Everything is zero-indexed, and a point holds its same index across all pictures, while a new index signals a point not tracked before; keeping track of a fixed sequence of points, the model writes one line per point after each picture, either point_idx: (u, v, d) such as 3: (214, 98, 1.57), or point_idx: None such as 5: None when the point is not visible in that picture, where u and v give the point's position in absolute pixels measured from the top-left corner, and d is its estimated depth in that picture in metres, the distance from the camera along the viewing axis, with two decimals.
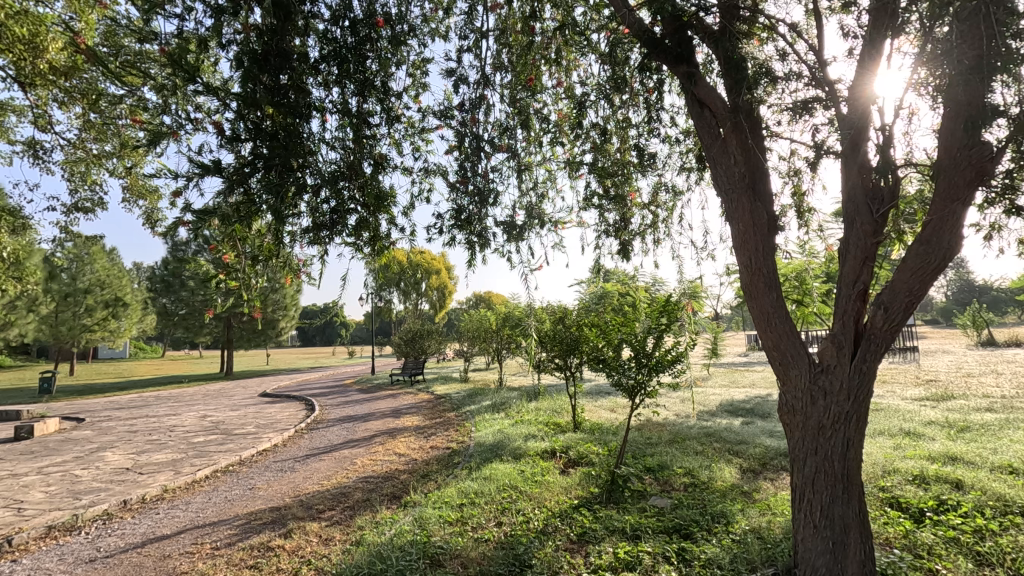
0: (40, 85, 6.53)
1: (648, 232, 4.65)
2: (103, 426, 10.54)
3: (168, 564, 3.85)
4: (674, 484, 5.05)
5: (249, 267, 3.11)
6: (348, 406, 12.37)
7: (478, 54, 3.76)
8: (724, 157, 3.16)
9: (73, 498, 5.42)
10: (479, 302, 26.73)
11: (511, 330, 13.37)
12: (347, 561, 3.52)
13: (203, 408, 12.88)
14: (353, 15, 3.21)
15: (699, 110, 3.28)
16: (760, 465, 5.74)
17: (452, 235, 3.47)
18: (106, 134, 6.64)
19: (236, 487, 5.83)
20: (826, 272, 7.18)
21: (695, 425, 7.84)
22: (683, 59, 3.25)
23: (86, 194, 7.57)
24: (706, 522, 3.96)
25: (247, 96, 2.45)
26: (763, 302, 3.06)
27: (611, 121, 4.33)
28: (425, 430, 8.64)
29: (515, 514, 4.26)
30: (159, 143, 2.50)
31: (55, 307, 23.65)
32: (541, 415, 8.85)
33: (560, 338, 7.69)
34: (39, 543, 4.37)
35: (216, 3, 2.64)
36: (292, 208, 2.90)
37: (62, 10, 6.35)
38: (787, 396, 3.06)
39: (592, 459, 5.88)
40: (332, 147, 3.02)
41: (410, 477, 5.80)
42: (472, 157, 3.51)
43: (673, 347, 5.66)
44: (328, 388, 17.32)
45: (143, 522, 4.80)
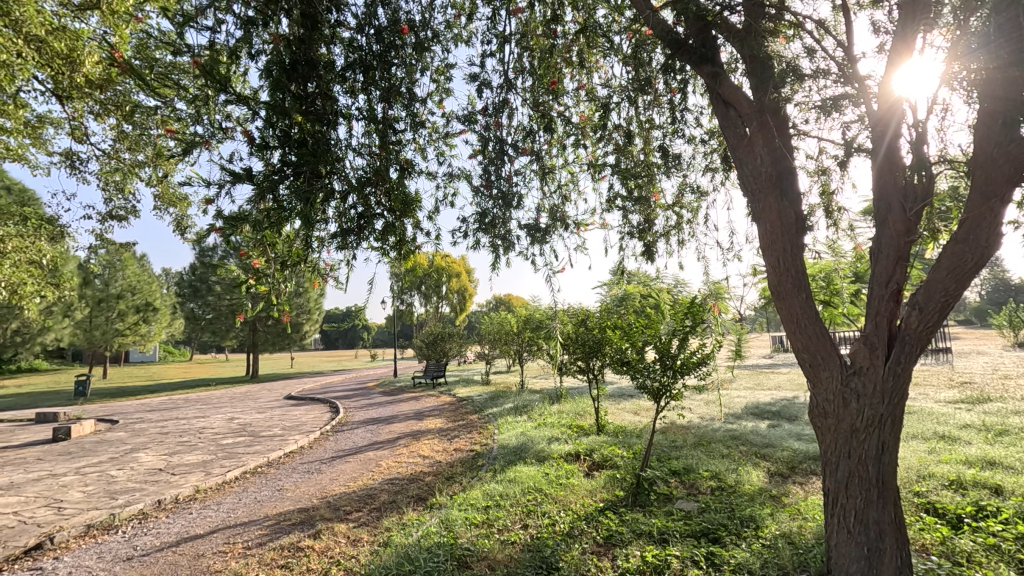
0: (77, 97, 6.79)
1: (673, 233, 4.60)
2: (136, 427, 10.85)
3: (203, 563, 3.94)
4: (701, 488, 5.00)
5: (278, 272, 3.13)
6: (371, 408, 12.49)
7: (501, 59, 3.79)
8: (751, 156, 3.12)
9: (110, 497, 5.57)
10: (499, 305, 26.79)
11: (532, 333, 13.38)
12: (376, 562, 3.57)
13: (230, 411, 13.16)
14: (378, 23, 3.27)
15: (724, 109, 3.25)
16: (788, 469, 5.63)
17: (477, 238, 3.45)
18: (139, 144, 6.86)
19: (265, 489, 5.94)
20: (854, 271, 7.04)
21: (720, 428, 7.73)
22: (708, 59, 3.22)
23: (120, 203, 7.82)
24: (735, 526, 3.90)
25: (277, 104, 2.50)
26: (792, 303, 3.02)
27: (635, 122, 4.30)
28: (448, 432, 8.70)
29: (541, 516, 4.27)
30: (193, 152, 2.57)
31: (89, 312, 24.39)
32: (564, 418, 8.82)
33: (582, 341, 7.68)
34: (79, 542, 4.51)
35: (246, 14, 2.71)
36: (320, 214, 2.95)
37: (98, 25, 6.59)
38: (818, 398, 3.01)
39: (616, 461, 5.84)
40: (358, 154, 3.05)
41: (434, 479, 5.84)
42: (496, 161, 3.54)
43: (698, 349, 5.61)
44: (351, 391, 17.52)
45: (177, 522, 4.91)
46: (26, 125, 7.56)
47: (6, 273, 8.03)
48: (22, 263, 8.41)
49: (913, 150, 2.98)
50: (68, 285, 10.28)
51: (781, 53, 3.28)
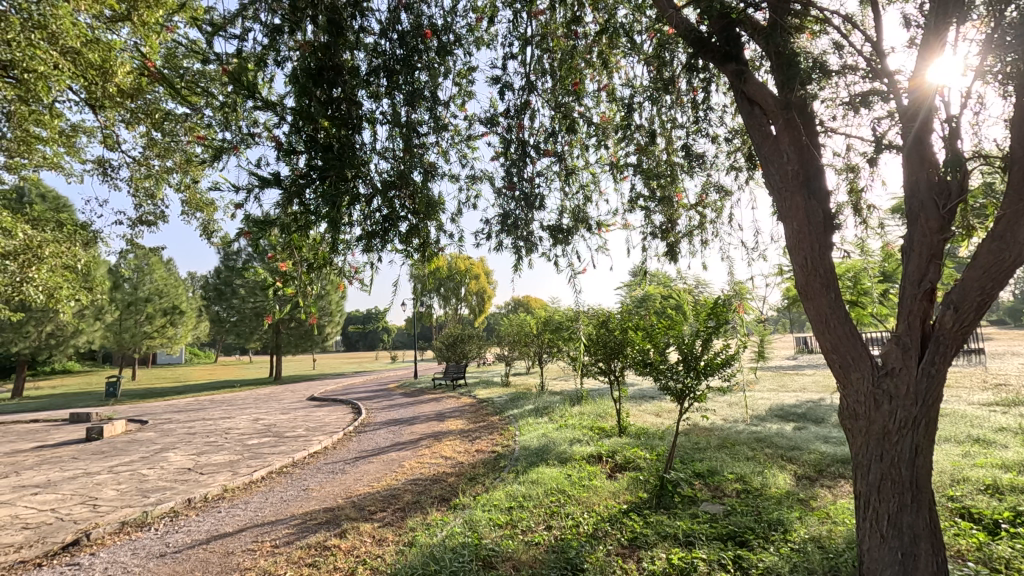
0: (109, 106, 7.01)
1: (696, 232, 4.54)
2: (164, 428, 11.09)
3: (232, 560, 4.02)
4: (726, 490, 4.93)
5: (304, 275, 3.19)
6: (392, 409, 12.59)
7: (523, 61, 3.81)
8: (777, 155, 3.08)
9: (141, 496, 5.71)
10: (518, 306, 26.80)
11: (551, 334, 13.38)
12: (402, 562, 3.60)
13: (255, 412, 13.40)
14: (401, 27, 3.31)
15: (749, 108, 3.21)
16: (815, 472, 5.53)
17: (500, 240, 3.45)
18: (167, 151, 7.06)
19: (291, 488, 6.03)
20: (884, 270, 6.88)
21: (744, 430, 7.62)
22: (732, 57, 3.20)
23: (149, 209, 8.03)
24: (763, 529, 3.85)
25: (303, 110, 2.56)
26: (820, 303, 2.96)
27: (657, 122, 4.26)
28: (469, 433, 8.74)
29: (564, 518, 4.25)
30: (223, 158, 2.63)
31: (119, 315, 24.98)
32: (585, 419, 8.79)
33: (603, 342, 7.65)
34: (113, 538, 4.64)
35: (273, 23, 2.77)
36: (346, 217, 3.01)
37: (128, 36, 6.78)
38: (848, 400, 2.95)
39: (639, 463, 5.80)
40: (383, 157, 3.09)
41: (458, 479, 5.88)
42: (518, 162, 3.56)
43: (722, 350, 5.55)
44: (372, 392, 17.70)
45: (207, 520, 5.00)
46: (60, 134, 7.82)
47: (43, 278, 8.29)
48: (58, 268, 8.69)
49: (946, 146, 2.92)
50: (100, 289, 10.59)
51: (809, 49, 3.20)
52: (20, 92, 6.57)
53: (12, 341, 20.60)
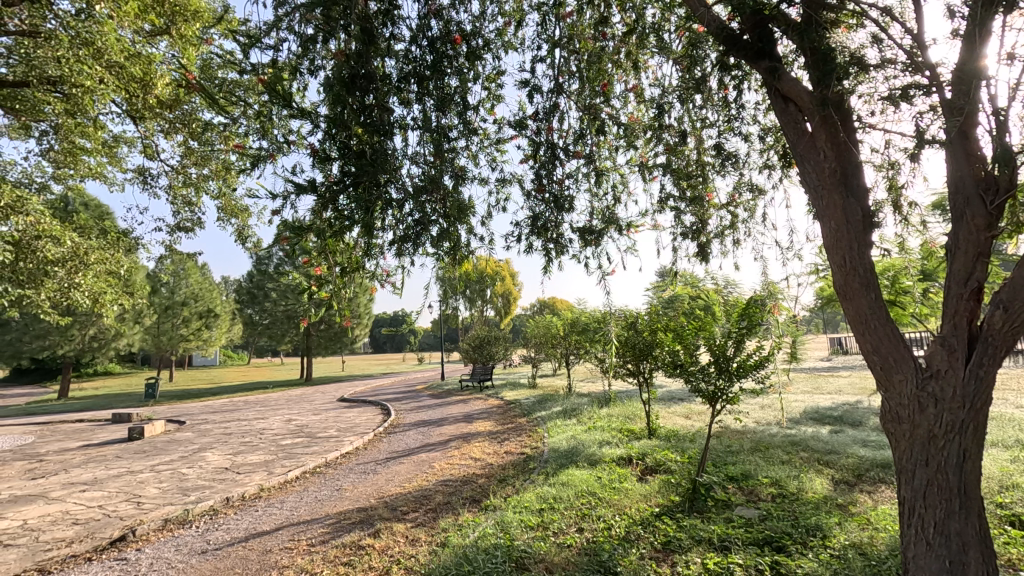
0: (149, 118, 7.48)
1: (727, 232, 4.44)
2: (200, 428, 11.41)
3: (270, 558, 4.11)
4: (761, 494, 4.83)
5: (338, 278, 3.24)
6: (421, 411, 12.68)
7: (552, 63, 3.82)
8: (813, 153, 3.01)
9: (183, 494, 5.89)
10: (544, 308, 26.74)
11: (578, 335, 13.35)
12: (435, 562, 3.64)
13: (287, 413, 13.70)
14: (431, 33, 3.35)
15: (784, 105, 3.15)
16: (854, 477, 5.38)
17: (530, 242, 3.48)
18: (204, 159, 7.32)
19: (325, 488, 6.13)
20: (925, 269, 6.65)
21: (778, 433, 7.47)
22: (765, 54, 3.14)
23: (187, 216, 8.29)
24: (800, 535, 3.77)
25: (337, 118, 2.62)
26: (860, 303, 2.88)
27: (688, 122, 4.22)
28: (498, 435, 8.76)
29: (596, 520, 4.23)
30: (259, 165, 2.70)
31: (157, 318, 25.78)
32: (614, 421, 8.73)
33: (632, 344, 7.58)
34: (158, 534, 4.80)
35: (308, 33, 2.84)
36: (379, 222, 3.05)
37: (167, 49, 7.06)
38: (890, 403, 2.87)
39: (670, 466, 5.73)
40: (414, 162, 3.13)
41: (487, 481, 5.91)
42: (548, 165, 3.57)
43: (755, 351, 5.43)
44: (401, 394, 17.95)
45: (245, 518, 5.15)
46: (103, 145, 8.14)
47: (89, 283, 8.64)
48: (103, 273, 9.07)
49: (993, 141, 2.80)
50: (141, 293, 10.99)
51: (846, 42, 3.09)
52: (67, 105, 6.90)
53: (58, 344, 21.57)
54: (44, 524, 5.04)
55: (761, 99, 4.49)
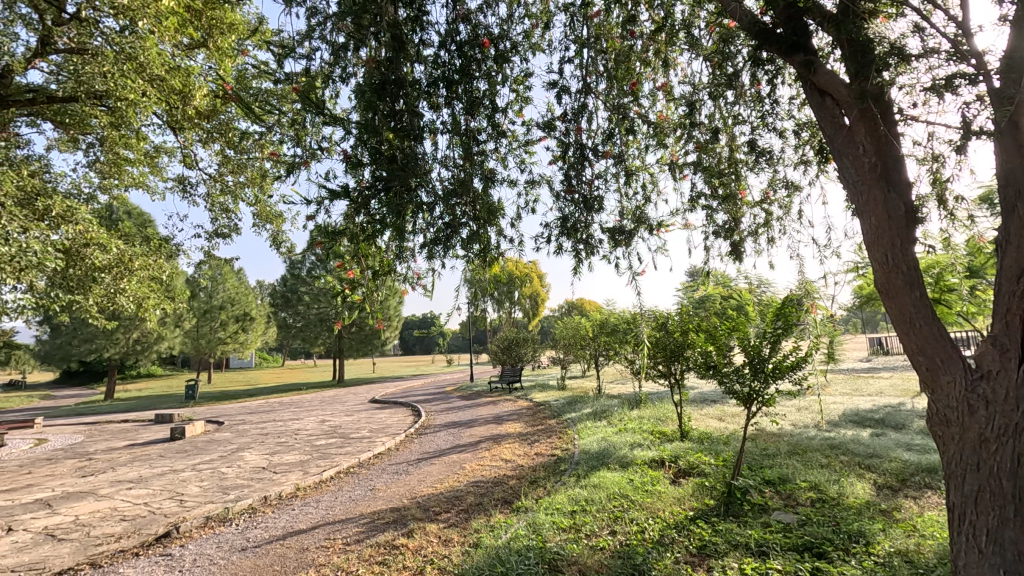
0: (188, 127, 7.77)
1: (761, 231, 4.33)
2: (238, 428, 11.73)
3: (308, 556, 4.20)
4: (799, 499, 4.71)
5: (371, 281, 3.28)
6: (452, 412, 12.76)
7: (579, 64, 3.81)
8: (851, 147, 2.92)
9: (223, 492, 6.07)
10: (573, 309, 26.64)
11: (608, 336, 13.26)
12: (469, 562, 3.68)
13: (321, 414, 13.98)
14: (460, 38, 3.37)
15: (820, 98, 3.07)
16: (898, 482, 5.20)
17: (560, 243, 3.48)
18: (240, 167, 7.56)
19: (358, 488, 6.23)
20: (972, 265, 6.37)
21: (816, 436, 7.27)
22: (799, 47, 3.06)
23: (224, 222, 8.54)
24: (842, 541, 3.66)
25: (368, 124, 2.67)
26: (903, 302, 2.77)
27: (720, 119, 4.15)
28: (528, 436, 8.76)
29: (629, 523, 4.19)
30: (294, 171, 2.77)
31: (196, 322, 26.63)
32: (645, 423, 8.64)
33: (663, 345, 7.49)
34: (200, 531, 4.96)
35: (339, 41, 2.90)
36: (410, 226, 3.09)
37: (204, 61, 7.30)
38: (937, 405, 2.77)
39: (704, 469, 5.63)
40: (444, 166, 3.16)
41: (519, 482, 5.91)
42: (577, 166, 3.56)
43: (792, 351, 5.27)
44: (432, 395, 18.10)
45: (282, 517, 5.27)
46: (145, 155, 8.45)
47: (133, 289, 8.98)
48: (146, 279, 9.42)
49: None
50: (182, 298, 11.34)
51: (886, 32, 2.98)
52: (112, 118, 7.21)
53: (104, 347, 22.52)
54: (95, 520, 5.27)
55: (795, 94, 4.38)
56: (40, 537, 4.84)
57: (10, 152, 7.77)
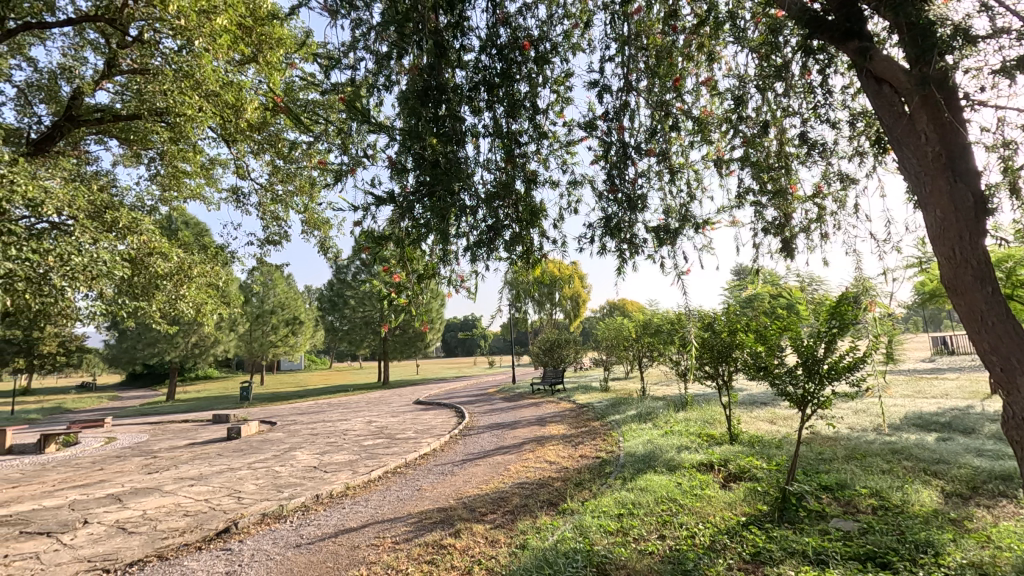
0: (241, 140, 8.12)
1: (813, 226, 4.16)
2: (290, 429, 12.15)
3: (359, 554, 4.30)
4: (859, 506, 4.50)
5: (416, 285, 3.32)
6: (495, 414, 12.84)
7: (620, 62, 3.77)
8: (913, 137, 2.77)
9: (277, 490, 6.29)
10: (615, 310, 26.35)
11: (651, 337, 13.07)
12: (516, 563, 3.70)
13: (368, 415, 14.31)
14: (500, 41, 3.39)
15: (877, 87, 2.93)
16: (969, 490, 4.90)
17: (604, 243, 3.46)
18: (289, 177, 7.85)
19: (405, 488, 6.34)
20: None
21: (876, 440, 6.94)
22: (854, 34, 2.94)
23: (275, 230, 8.86)
24: (908, 551, 3.47)
25: (412, 130, 2.72)
26: (974, 298, 2.62)
27: (769, 113, 4.02)
28: (572, 438, 8.72)
29: (678, 528, 4.11)
30: (341, 179, 2.85)
31: (249, 326, 27.77)
32: (692, 426, 8.45)
33: (710, 346, 7.32)
34: (257, 527, 5.15)
35: (382, 51, 2.96)
36: (453, 229, 3.12)
37: (254, 76, 7.61)
38: (1014, 408, 2.60)
39: (756, 473, 5.45)
40: (486, 169, 3.19)
41: (564, 484, 5.88)
42: (620, 165, 3.51)
43: (849, 352, 5.00)
44: (474, 397, 18.27)
45: (334, 515, 5.42)
46: (202, 168, 8.88)
47: (192, 295, 9.45)
48: (204, 285, 9.89)
49: None
50: (236, 303, 11.85)
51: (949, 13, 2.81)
52: (172, 134, 7.62)
53: (165, 350, 23.78)
54: (161, 514, 5.56)
55: (849, 83, 4.20)
56: (113, 530, 5.15)
57: (81, 169, 8.31)
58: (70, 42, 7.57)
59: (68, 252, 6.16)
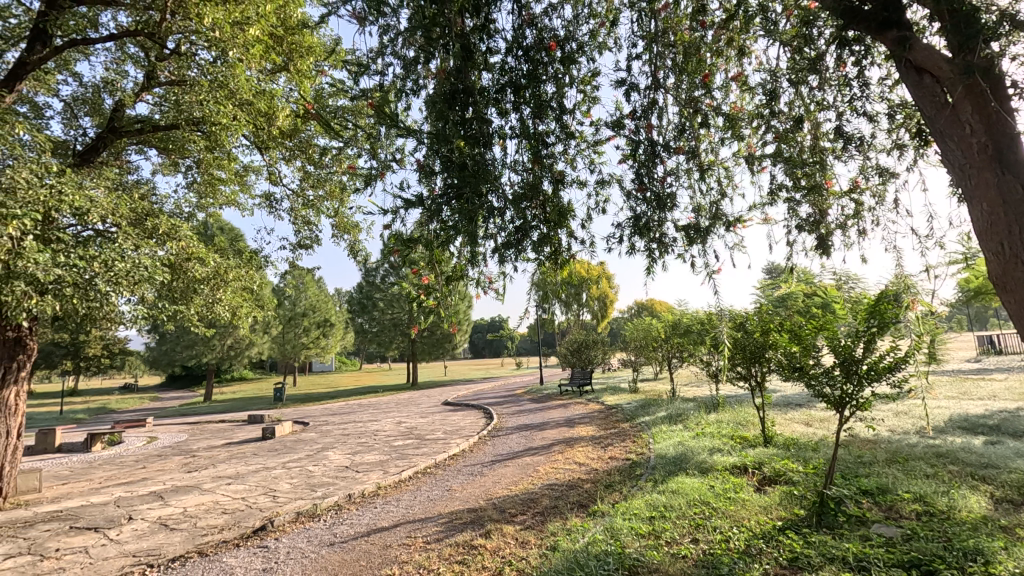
0: (273, 146, 8.31)
1: (851, 222, 4.05)
2: (322, 429, 12.38)
3: (391, 553, 4.35)
4: (902, 511, 4.34)
5: (445, 287, 3.35)
6: (524, 415, 12.84)
7: (648, 60, 3.74)
8: (956, 127, 2.66)
9: (311, 489, 6.41)
10: (643, 310, 26.07)
11: (681, 338, 12.88)
12: (547, 565, 3.68)
13: (398, 416, 14.47)
14: (526, 43, 3.40)
15: (917, 77, 2.84)
16: (1021, 496, 4.67)
17: (632, 243, 3.44)
18: (320, 181, 8.00)
19: (436, 488, 6.40)
20: None
21: (919, 443, 6.69)
22: (892, 23, 2.86)
23: (306, 234, 9.03)
24: (955, 559, 3.33)
25: (439, 133, 2.75)
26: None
27: (803, 107, 3.93)
28: (602, 440, 8.65)
29: (712, 531, 4.04)
30: (371, 183, 2.91)
31: (282, 328, 28.42)
32: (724, 427, 8.30)
33: (743, 346, 7.17)
34: (292, 526, 5.26)
35: (410, 56, 3.01)
36: (482, 230, 3.14)
37: (285, 83, 7.78)
38: None
39: (792, 476, 5.31)
40: (514, 170, 3.20)
41: (594, 486, 5.84)
42: (648, 163, 3.47)
43: (890, 351, 4.78)
44: (502, 398, 18.31)
45: (366, 514, 5.49)
46: (236, 175, 9.13)
47: (228, 298, 9.73)
48: (239, 289, 10.17)
49: None
50: (270, 306, 12.14)
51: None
52: (208, 142, 7.86)
53: (203, 352, 24.56)
54: (200, 512, 5.73)
55: (887, 73, 4.07)
56: (155, 526, 5.33)
57: (124, 178, 8.63)
58: (112, 56, 7.88)
59: (112, 258, 6.40)
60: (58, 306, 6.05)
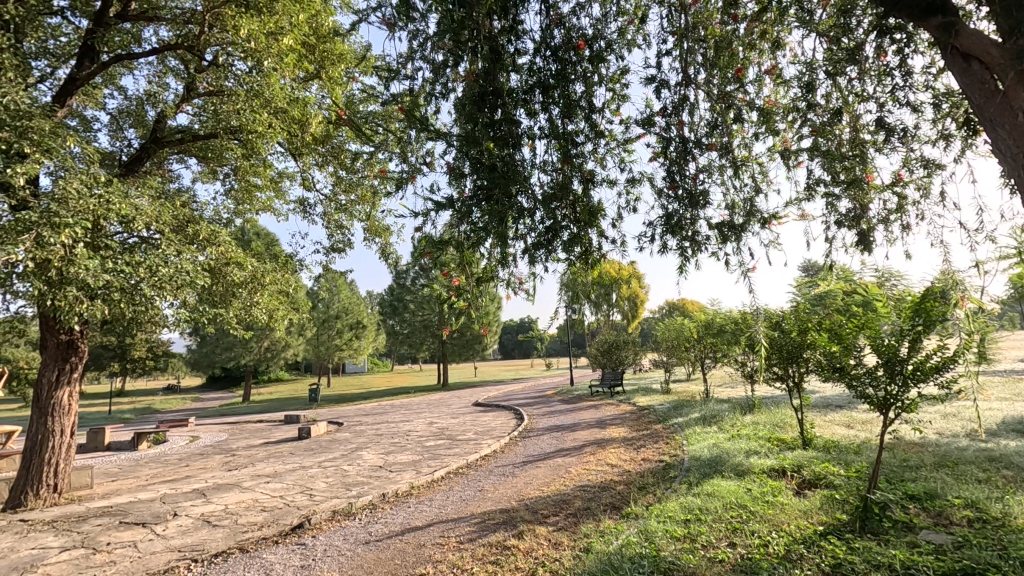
0: (306, 152, 8.51)
1: (893, 217, 3.91)
2: (356, 429, 12.59)
3: (425, 551, 4.40)
4: (952, 518, 4.16)
5: (476, 287, 3.37)
6: (554, 416, 12.80)
7: (678, 55, 3.69)
8: (1007, 115, 2.53)
9: (346, 488, 6.53)
10: (675, 310, 25.69)
11: (714, 338, 12.64)
12: (581, 566, 3.66)
13: (429, 416, 14.62)
14: (554, 43, 3.40)
15: (964, 64, 2.72)
16: None
17: (664, 241, 3.40)
18: (351, 186, 8.15)
19: (468, 489, 6.43)
20: None
21: (969, 447, 6.39)
22: (936, 9, 2.75)
23: (338, 237, 9.20)
24: (1011, 568, 3.17)
25: (469, 135, 2.78)
26: None
27: (841, 99, 3.81)
28: (634, 441, 8.55)
29: (749, 535, 3.95)
30: (402, 187, 2.95)
31: (316, 330, 29.04)
32: (761, 429, 8.10)
33: (779, 346, 6.99)
34: (328, 524, 5.37)
35: (439, 60, 3.04)
36: (512, 231, 3.15)
37: (317, 91, 7.94)
38: None
39: (833, 480, 5.15)
40: (543, 170, 3.20)
41: (627, 488, 5.78)
42: (680, 161, 3.42)
43: (937, 351, 4.59)
44: (533, 398, 18.30)
45: (400, 514, 5.56)
46: (271, 181, 9.38)
47: (265, 301, 10.00)
48: (275, 292, 10.44)
49: None
50: (305, 308, 12.42)
51: None
52: (245, 150, 8.10)
53: (241, 354, 25.31)
54: (241, 509, 5.91)
55: (930, 61, 3.92)
56: (199, 522, 5.51)
57: (166, 186, 8.97)
58: (154, 69, 8.20)
59: (157, 263, 6.64)
60: (107, 311, 6.26)
